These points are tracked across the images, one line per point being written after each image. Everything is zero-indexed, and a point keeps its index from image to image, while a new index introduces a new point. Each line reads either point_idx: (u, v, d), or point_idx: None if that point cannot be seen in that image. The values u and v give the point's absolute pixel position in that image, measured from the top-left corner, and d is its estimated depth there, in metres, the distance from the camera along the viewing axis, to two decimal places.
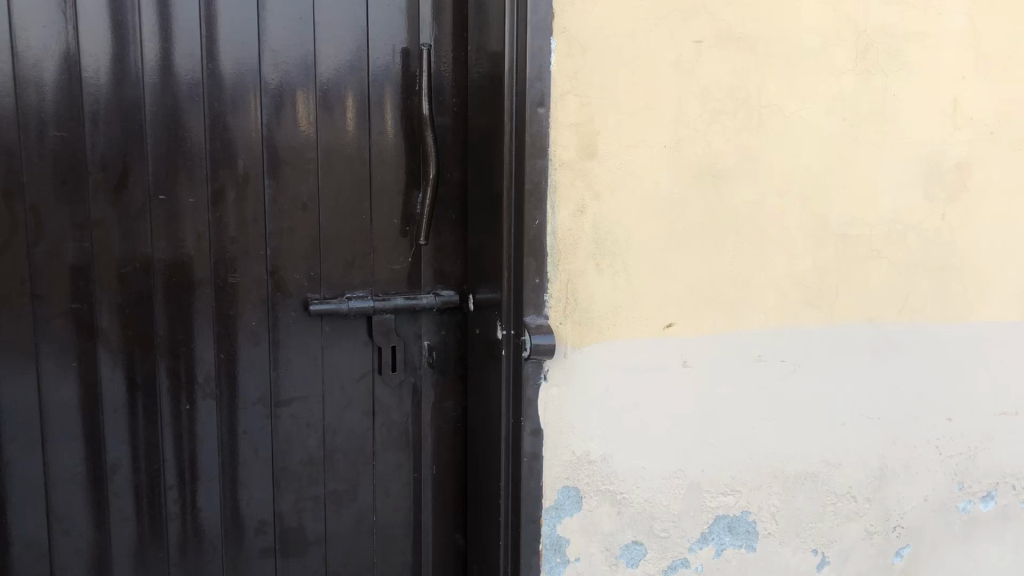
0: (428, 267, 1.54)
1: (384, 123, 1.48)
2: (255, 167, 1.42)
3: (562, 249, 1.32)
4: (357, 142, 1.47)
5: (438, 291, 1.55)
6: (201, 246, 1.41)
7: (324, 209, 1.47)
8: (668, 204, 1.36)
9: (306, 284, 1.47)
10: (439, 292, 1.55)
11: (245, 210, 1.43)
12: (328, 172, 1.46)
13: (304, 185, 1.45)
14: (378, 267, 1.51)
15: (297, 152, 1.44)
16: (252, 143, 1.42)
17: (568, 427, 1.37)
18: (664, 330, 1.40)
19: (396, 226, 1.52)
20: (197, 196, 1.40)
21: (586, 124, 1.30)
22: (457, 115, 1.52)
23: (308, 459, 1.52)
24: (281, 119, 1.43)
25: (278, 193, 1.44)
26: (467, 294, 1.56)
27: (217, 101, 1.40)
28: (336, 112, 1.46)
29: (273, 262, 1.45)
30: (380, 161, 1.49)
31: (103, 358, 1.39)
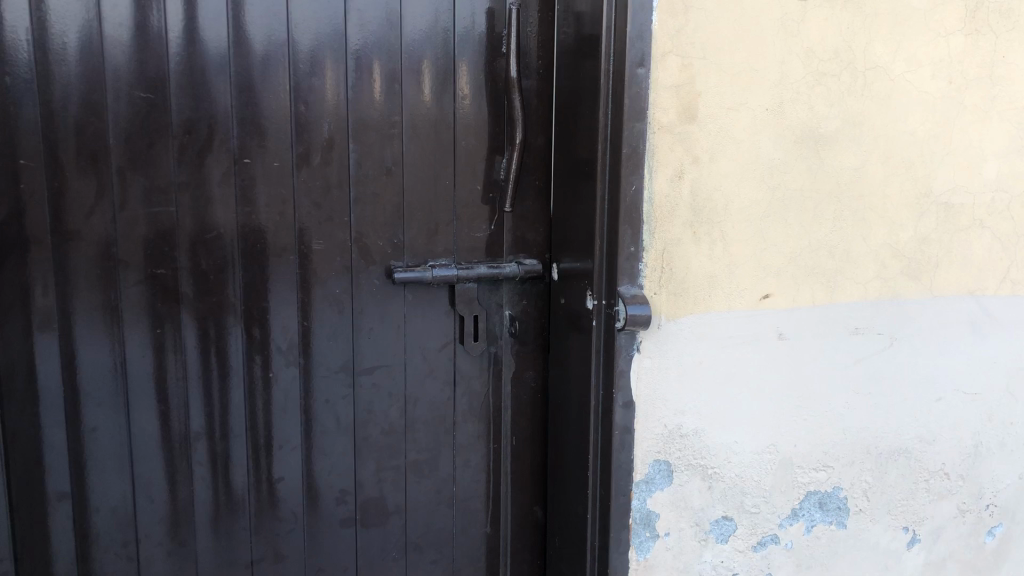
0: (510, 235, 1.50)
1: (468, 86, 1.44)
2: (339, 131, 1.39)
3: (658, 217, 1.28)
4: (441, 106, 1.43)
5: (522, 260, 1.51)
6: (285, 212, 1.38)
7: (408, 175, 1.43)
8: (768, 169, 1.31)
9: (389, 251, 1.44)
10: (522, 261, 1.51)
11: (330, 175, 1.40)
12: (412, 136, 1.43)
13: (389, 149, 1.42)
14: (460, 235, 1.48)
15: (381, 116, 1.41)
16: (337, 107, 1.39)
17: (661, 400, 1.34)
18: (760, 301, 1.35)
19: (479, 192, 1.48)
20: (281, 162, 1.37)
21: (687, 85, 1.26)
22: (543, 77, 1.47)
23: (389, 429, 1.49)
24: (366, 81, 1.39)
25: (363, 158, 1.41)
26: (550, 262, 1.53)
27: (302, 62, 1.36)
28: (419, 75, 1.42)
29: (357, 229, 1.42)
30: (465, 125, 1.45)
31: (186, 325, 1.37)
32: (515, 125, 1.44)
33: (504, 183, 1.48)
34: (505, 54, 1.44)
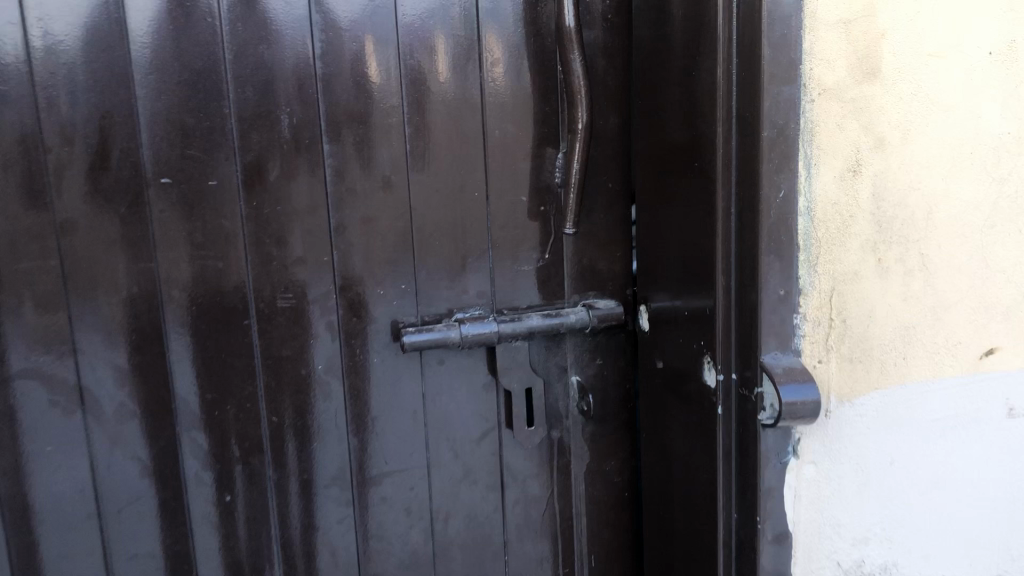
0: (573, 266, 1.00)
1: (502, 46, 0.94)
2: (308, 126, 0.89)
3: (822, 239, 0.79)
4: (462, 80, 0.93)
5: (595, 301, 1.01)
6: (231, 256, 0.90)
7: (417, 187, 0.94)
8: (992, 150, 0.81)
9: (397, 302, 0.96)
10: (594, 303, 1.01)
11: (298, 195, 0.90)
12: (421, 128, 0.93)
13: (385, 150, 0.92)
14: (500, 271, 0.98)
15: (373, 99, 0.91)
16: (302, 89, 0.89)
17: (832, 525, 0.85)
18: (981, 360, 0.85)
19: (525, 205, 0.98)
20: (221, 180, 0.88)
21: (862, 20, 0.76)
22: (613, 27, 0.96)
23: (411, 559, 1.02)
24: (345, 46, 0.89)
25: (348, 166, 0.91)
26: (637, 303, 1.01)
27: (242, 23, 0.86)
28: (427, 32, 0.92)
29: (343, 273, 0.93)
30: (500, 107, 0.95)
31: (94, 438, 0.89)
32: (574, 103, 0.92)
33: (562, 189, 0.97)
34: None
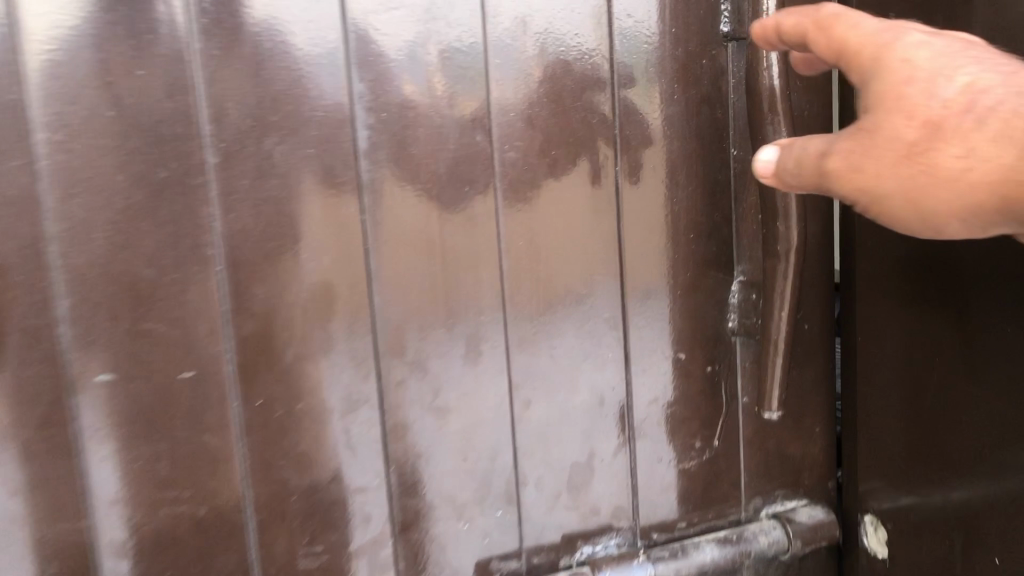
0: (751, 452, 0.66)
1: (647, 121, 0.59)
2: (346, 268, 0.53)
3: None
4: (589, 179, 0.58)
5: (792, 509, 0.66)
6: (224, 492, 0.53)
7: (522, 356, 0.58)
8: None
9: (490, 538, 0.59)
10: (793, 514, 0.66)
11: (334, 384, 0.54)
12: (528, 261, 0.58)
13: (471, 300, 0.57)
14: (646, 472, 0.63)
15: (454, 220, 0.55)
16: (337, 207, 0.53)
17: None
18: None
19: (683, 367, 0.63)
20: (205, 369, 0.51)
21: None
22: (824, 88, 0.63)
23: None
24: (405, 130, 0.54)
25: (412, 328, 0.55)
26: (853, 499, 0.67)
27: (235, 101, 0.50)
28: (534, 104, 0.56)
29: (408, 501, 0.57)
30: (645, 217, 0.60)
31: None
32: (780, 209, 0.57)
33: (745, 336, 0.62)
34: (735, 42, 0.60)
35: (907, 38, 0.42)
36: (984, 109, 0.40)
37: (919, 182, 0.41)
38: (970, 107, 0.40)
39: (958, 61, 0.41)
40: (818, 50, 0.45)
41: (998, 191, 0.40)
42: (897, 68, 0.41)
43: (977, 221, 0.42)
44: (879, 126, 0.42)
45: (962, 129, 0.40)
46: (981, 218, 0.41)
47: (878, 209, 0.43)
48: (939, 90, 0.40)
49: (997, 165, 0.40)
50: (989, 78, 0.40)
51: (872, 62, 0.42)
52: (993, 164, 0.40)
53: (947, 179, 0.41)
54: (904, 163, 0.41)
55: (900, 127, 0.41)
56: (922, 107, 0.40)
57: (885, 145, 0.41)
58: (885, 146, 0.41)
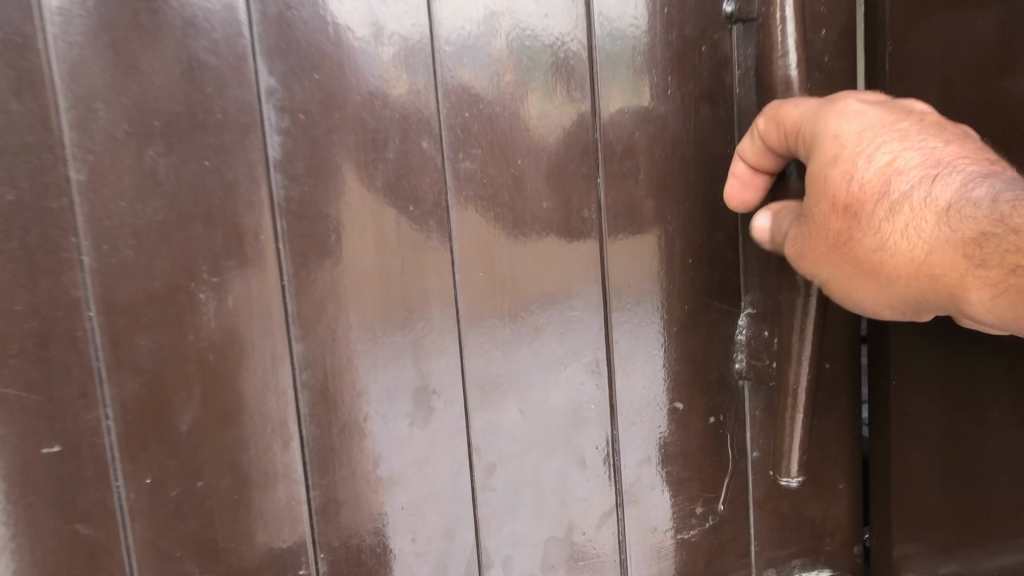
0: (762, 515, 0.55)
1: (636, 121, 0.48)
2: (257, 311, 0.42)
3: None
4: (563, 194, 0.47)
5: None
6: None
7: (483, 413, 0.47)
8: None
9: None
10: None
11: (245, 454, 0.43)
12: (488, 297, 0.47)
13: (419, 346, 0.46)
14: (635, 545, 0.52)
15: (395, 246, 0.44)
16: (243, 234, 0.42)
17: None
18: None
19: (681, 417, 0.52)
20: (74, 441, 0.40)
21: None
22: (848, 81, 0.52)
23: None
24: (330, 137, 0.43)
25: (345, 382, 0.44)
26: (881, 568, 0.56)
27: (105, 99, 0.39)
28: (494, 101, 0.45)
29: None
30: (633, 239, 0.49)
31: None
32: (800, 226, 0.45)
33: (754, 378, 0.52)
34: (741, 26, 0.49)
35: (847, 118, 0.43)
36: (898, 194, 0.40)
37: (849, 272, 0.43)
38: (884, 192, 0.40)
39: (880, 141, 0.41)
40: (774, 145, 0.46)
41: (916, 283, 0.40)
42: (827, 147, 0.42)
43: (905, 310, 0.42)
44: (816, 205, 0.44)
45: (875, 215, 0.41)
46: (908, 308, 0.41)
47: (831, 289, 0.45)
48: (859, 172, 0.41)
49: (911, 258, 0.39)
50: (908, 162, 0.40)
51: (812, 142, 0.43)
52: (906, 257, 0.39)
53: (870, 264, 0.41)
54: (835, 253, 0.43)
55: (826, 215, 0.43)
56: (840, 192, 0.42)
57: (823, 228, 0.43)
58: (823, 233, 0.43)
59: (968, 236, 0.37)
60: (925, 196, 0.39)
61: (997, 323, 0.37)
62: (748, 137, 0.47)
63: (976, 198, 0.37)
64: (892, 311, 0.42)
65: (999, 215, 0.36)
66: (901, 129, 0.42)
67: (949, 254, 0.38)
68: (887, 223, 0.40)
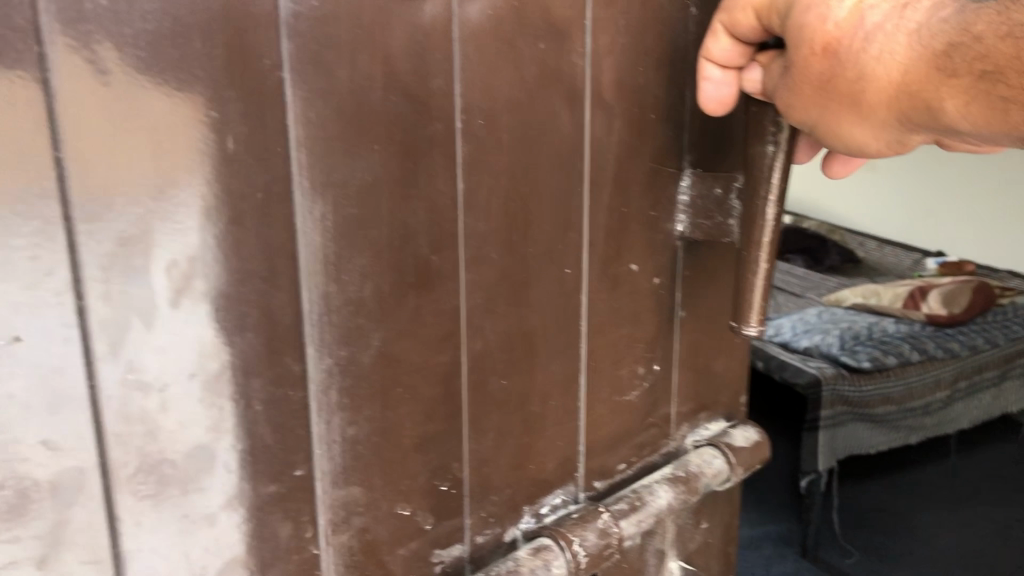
0: (685, 373, 0.57)
1: None
2: (259, 159, 0.34)
3: None
4: (558, 37, 0.44)
5: (723, 432, 0.58)
6: (66, 538, 0.31)
7: (475, 280, 0.43)
8: None
9: (431, 521, 0.44)
10: (727, 437, 0.58)
11: (250, 332, 0.35)
12: (484, 149, 0.42)
13: (425, 204, 0.40)
14: (594, 412, 0.51)
15: (409, 77, 0.38)
16: (252, 60, 0.33)
17: None
18: None
19: (634, 277, 0.52)
20: (39, 336, 0.29)
21: None
22: None
23: None
24: None
25: (350, 246, 0.38)
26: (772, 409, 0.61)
27: None
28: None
29: (337, 489, 0.39)
30: (609, 92, 0.48)
31: None
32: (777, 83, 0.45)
33: (700, 236, 0.53)
34: None
35: None
36: (873, 26, 0.35)
37: (832, 113, 0.37)
38: (859, 26, 0.35)
39: None
40: (746, 32, 0.42)
41: (896, 107, 0.35)
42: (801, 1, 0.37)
43: (892, 142, 0.37)
44: (793, 53, 0.38)
45: (854, 50, 0.35)
46: (895, 134, 0.36)
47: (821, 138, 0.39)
48: (832, 12, 0.36)
49: (889, 81, 0.35)
50: None
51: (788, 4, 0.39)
52: (885, 84, 0.35)
53: (852, 101, 0.36)
54: (818, 96, 0.37)
55: (805, 59, 0.37)
56: (818, 33, 0.36)
57: (803, 76, 0.38)
58: (805, 79, 0.38)
59: (938, 46, 0.33)
60: (897, 19, 0.34)
61: (981, 131, 0.33)
62: (713, 36, 0.44)
63: (948, 12, 0.33)
64: (879, 144, 0.37)
65: (967, 22, 0.32)
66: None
67: (923, 67, 0.33)
68: (865, 56, 0.35)
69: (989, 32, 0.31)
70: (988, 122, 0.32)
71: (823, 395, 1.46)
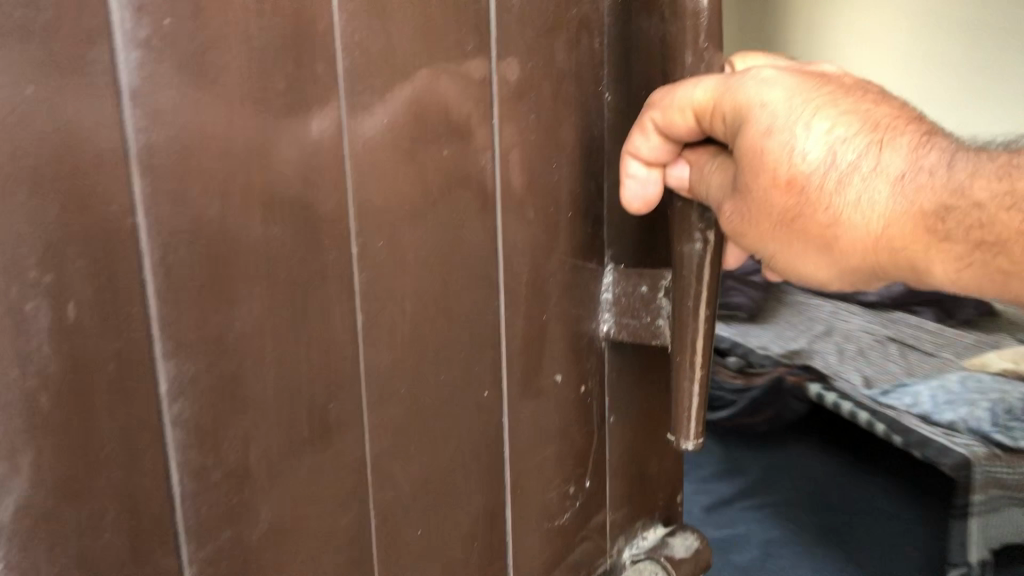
0: (618, 481, 0.52)
1: (522, 56, 0.42)
2: (111, 330, 0.28)
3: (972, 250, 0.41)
4: (460, 139, 0.40)
5: (662, 542, 0.54)
6: None
7: (382, 422, 0.37)
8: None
9: None
10: (670, 549, 0.53)
11: (115, 534, 0.28)
12: (387, 274, 0.37)
13: (322, 345, 0.34)
14: (524, 543, 0.46)
15: (296, 200, 0.33)
16: (95, 209, 0.27)
17: None
18: None
19: (559, 387, 0.47)
20: None
21: None
22: None
23: None
24: (214, 58, 0.29)
25: (229, 407, 0.31)
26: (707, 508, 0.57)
27: None
28: (396, 14, 0.35)
29: None
30: (520, 193, 0.43)
31: None
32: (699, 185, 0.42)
33: (629, 334, 0.49)
34: None
35: (758, 80, 0.37)
36: (846, 167, 0.35)
37: (797, 248, 0.38)
38: (832, 166, 0.35)
39: (811, 107, 0.36)
40: (680, 132, 0.40)
41: (874, 258, 0.36)
42: (756, 120, 0.36)
43: (847, 280, 0.39)
44: (748, 177, 0.37)
45: (826, 191, 0.35)
46: (860, 278, 0.38)
47: (771, 264, 0.40)
48: (800, 145, 0.35)
49: (868, 233, 0.35)
50: (845, 128, 0.35)
51: (735, 119, 0.37)
52: (864, 234, 0.35)
53: (821, 241, 0.37)
54: (780, 230, 0.37)
55: (767, 187, 0.36)
56: (782, 165, 0.36)
57: (763, 207, 0.37)
58: (764, 212, 0.37)
59: (929, 207, 0.34)
60: (877, 166, 0.35)
61: (955, 290, 0.36)
62: (643, 132, 0.41)
63: (932, 165, 0.34)
64: (837, 280, 0.39)
65: (961, 187, 0.34)
66: (830, 89, 0.36)
67: (912, 226, 0.35)
68: (837, 201, 0.35)
69: (991, 204, 0.33)
70: (978, 287, 0.35)
71: (977, 478, 1.00)
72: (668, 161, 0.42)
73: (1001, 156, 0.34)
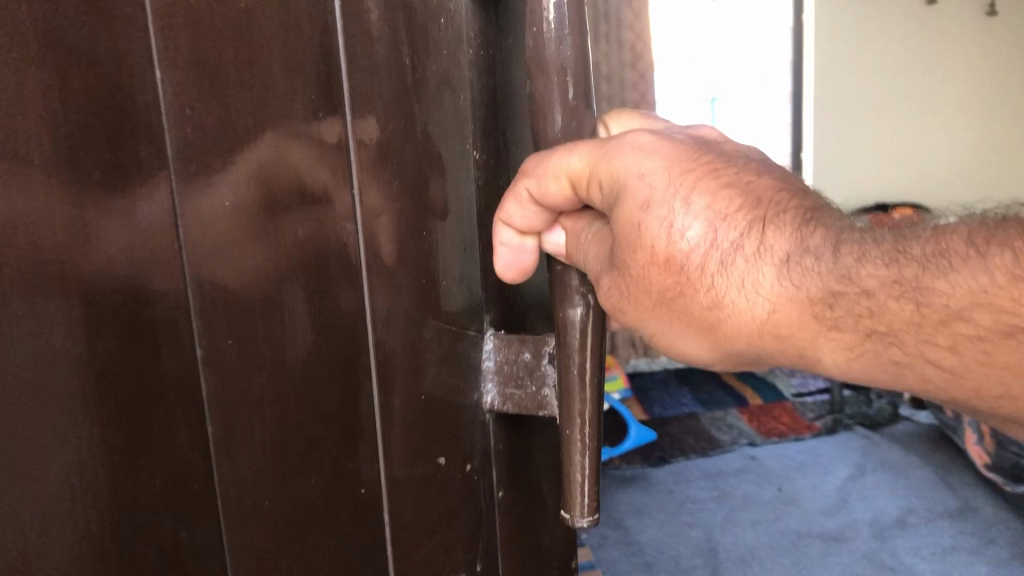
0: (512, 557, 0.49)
1: (380, 116, 0.39)
2: None
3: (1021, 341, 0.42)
4: (314, 209, 0.36)
5: None
6: None
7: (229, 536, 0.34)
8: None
9: None
10: None
11: None
12: (234, 371, 0.33)
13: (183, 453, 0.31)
14: None
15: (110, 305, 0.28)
16: None
17: None
18: None
19: (440, 471, 0.43)
20: None
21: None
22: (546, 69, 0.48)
23: None
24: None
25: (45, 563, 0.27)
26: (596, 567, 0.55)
27: None
28: (224, 82, 0.32)
29: None
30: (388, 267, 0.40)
31: None
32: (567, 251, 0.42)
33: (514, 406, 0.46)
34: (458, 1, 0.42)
35: (634, 149, 0.37)
36: (727, 246, 0.36)
37: (675, 324, 0.39)
38: (713, 246, 0.36)
39: (691, 182, 0.37)
40: (555, 199, 0.39)
41: (760, 342, 0.36)
42: (636, 189, 0.37)
43: (724, 360, 0.39)
44: (627, 252, 0.38)
45: (708, 271, 0.36)
46: (738, 359, 0.38)
47: (649, 335, 0.41)
48: (678, 220, 0.36)
49: (754, 315, 0.36)
50: (724, 203, 0.36)
51: (612, 188, 0.38)
52: (748, 317, 0.36)
53: (705, 322, 0.37)
54: (658, 304, 0.39)
55: (648, 262, 0.38)
56: (664, 240, 0.37)
57: (643, 282, 0.38)
58: (643, 288, 0.38)
59: (815, 293, 0.34)
60: (758, 248, 0.35)
61: (845, 378, 0.36)
62: (515, 202, 0.40)
63: (818, 246, 0.34)
64: (715, 360, 0.39)
65: (850, 274, 0.33)
66: (707, 162, 0.37)
67: (799, 313, 0.35)
68: (719, 279, 0.36)
69: (883, 291, 0.33)
70: (876, 376, 0.34)
71: None
72: (543, 229, 0.42)
73: (890, 239, 0.34)
